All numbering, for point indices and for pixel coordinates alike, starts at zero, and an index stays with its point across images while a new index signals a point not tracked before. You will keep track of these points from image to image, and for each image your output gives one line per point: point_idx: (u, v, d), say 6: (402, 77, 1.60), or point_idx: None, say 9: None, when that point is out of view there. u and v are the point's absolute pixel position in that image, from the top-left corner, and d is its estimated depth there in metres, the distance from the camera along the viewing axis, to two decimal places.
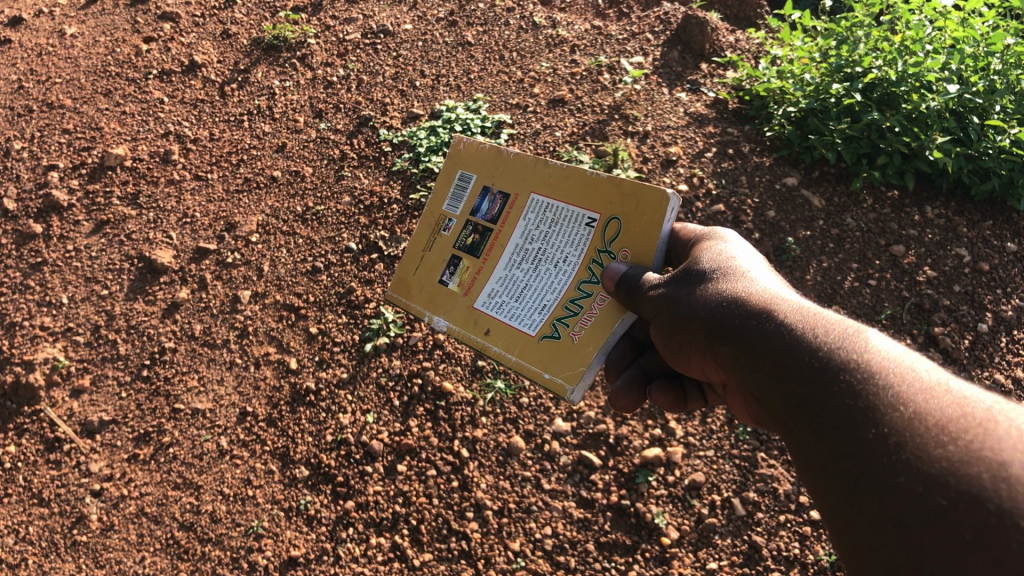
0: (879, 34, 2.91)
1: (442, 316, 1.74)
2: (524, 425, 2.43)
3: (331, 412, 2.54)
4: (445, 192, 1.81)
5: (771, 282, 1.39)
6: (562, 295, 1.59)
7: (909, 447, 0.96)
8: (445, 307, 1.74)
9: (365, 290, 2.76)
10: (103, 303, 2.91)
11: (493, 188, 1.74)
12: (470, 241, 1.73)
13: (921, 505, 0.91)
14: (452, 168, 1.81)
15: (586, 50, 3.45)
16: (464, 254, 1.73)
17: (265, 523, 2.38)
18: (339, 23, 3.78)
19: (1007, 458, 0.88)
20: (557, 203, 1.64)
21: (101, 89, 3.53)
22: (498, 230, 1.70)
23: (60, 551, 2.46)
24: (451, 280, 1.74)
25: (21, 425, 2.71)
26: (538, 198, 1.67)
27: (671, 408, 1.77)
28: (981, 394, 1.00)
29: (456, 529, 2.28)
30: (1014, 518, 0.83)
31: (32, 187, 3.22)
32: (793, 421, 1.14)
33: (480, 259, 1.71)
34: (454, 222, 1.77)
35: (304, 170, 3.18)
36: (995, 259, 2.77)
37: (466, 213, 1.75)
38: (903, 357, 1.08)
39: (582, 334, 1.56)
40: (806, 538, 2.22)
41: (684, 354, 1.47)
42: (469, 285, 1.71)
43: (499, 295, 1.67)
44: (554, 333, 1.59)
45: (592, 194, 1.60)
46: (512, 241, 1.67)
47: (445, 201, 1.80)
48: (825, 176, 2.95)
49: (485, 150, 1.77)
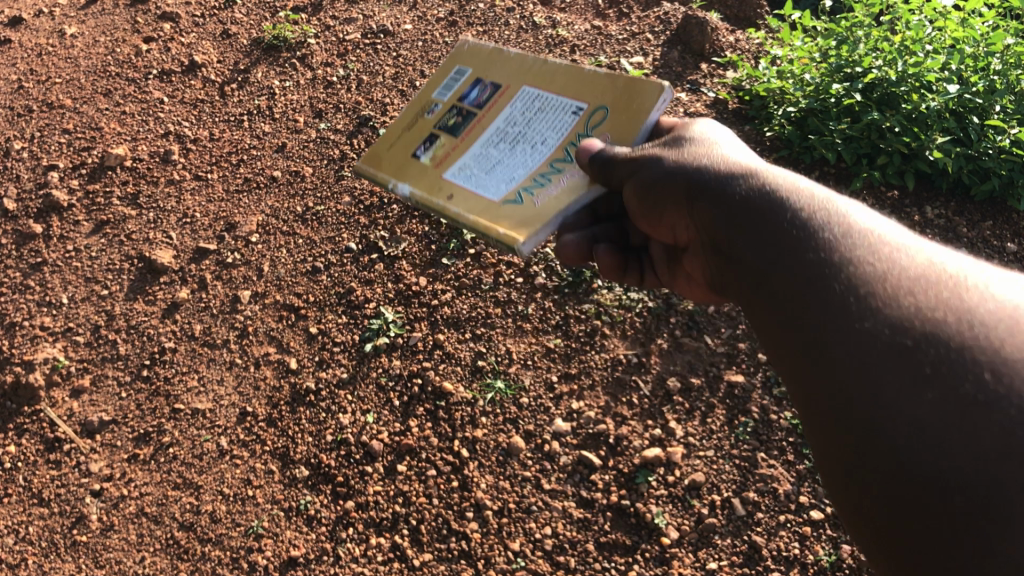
0: (878, 34, 2.92)
1: (407, 183, 1.71)
2: (524, 426, 2.43)
3: (331, 412, 2.55)
4: (438, 83, 1.85)
5: (744, 159, 1.48)
6: (532, 170, 1.54)
7: (899, 316, 1.09)
8: (412, 174, 1.72)
9: (366, 290, 2.78)
10: (103, 303, 2.91)
11: (487, 79, 1.76)
12: (452, 122, 1.73)
13: (917, 373, 1.04)
14: (450, 66, 1.86)
15: (586, 50, 3.46)
16: (443, 132, 1.73)
17: (265, 523, 2.38)
18: (339, 23, 3.77)
19: (989, 326, 1.05)
20: (547, 93, 1.64)
21: (101, 89, 3.53)
22: (482, 114, 1.70)
23: (60, 551, 2.45)
24: (424, 153, 1.73)
25: (21, 425, 2.70)
26: (528, 89, 1.67)
27: (611, 273, 1.84)
28: (954, 266, 1.17)
29: (456, 529, 2.29)
30: (999, 381, 0.99)
31: (32, 187, 3.22)
32: (776, 294, 1.23)
33: (457, 137, 1.69)
34: (440, 107, 1.79)
35: (304, 170, 3.18)
36: (995, 259, 2.77)
37: (454, 99, 1.78)
38: (881, 236, 1.22)
39: (545, 200, 1.49)
40: (806, 538, 2.22)
41: (659, 209, 1.55)
42: (442, 157, 1.69)
43: (469, 167, 1.63)
44: (517, 200, 1.52)
45: (581, 87, 1.62)
46: (493, 125, 1.66)
47: (436, 90, 1.83)
48: (825, 176, 2.93)
49: (486, 51, 1.82)
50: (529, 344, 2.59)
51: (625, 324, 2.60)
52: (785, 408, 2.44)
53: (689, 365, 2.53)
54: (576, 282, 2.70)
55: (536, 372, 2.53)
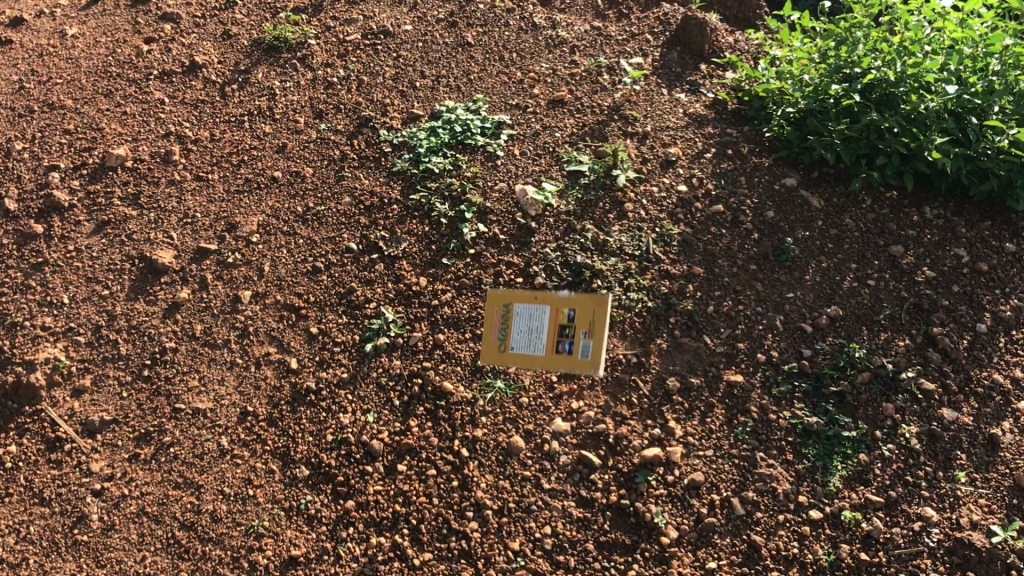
0: (877, 35, 2.89)
1: (508, 345, 2.22)
2: (524, 426, 2.44)
3: (331, 412, 2.56)
4: (497, 321, 2.24)
5: None
6: (562, 319, 2.14)
7: None
8: (509, 350, 2.22)
9: (366, 290, 2.79)
10: (104, 303, 2.91)
11: (522, 311, 2.20)
12: (516, 324, 2.22)
13: None
14: (489, 313, 2.24)
15: (585, 51, 3.48)
16: (513, 325, 2.23)
17: (265, 523, 2.39)
18: (338, 23, 3.75)
19: None
20: (545, 308, 2.17)
21: (102, 90, 3.54)
22: (524, 320, 2.20)
23: (60, 551, 2.45)
24: (506, 334, 2.23)
25: (21, 425, 2.70)
26: (544, 312, 2.17)
27: None
28: None
29: (456, 529, 2.30)
30: None
31: (32, 187, 3.23)
32: None
33: (520, 323, 2.21)
34: (504, 330, 2.23)
35: (304, 170, 3.19)
36: (994, 259, 2.78)
37: (513, 301, 2.22)
38: None
39: (581, 337, 2.13)
40: (805, 538, 2.23)
41: None
42: (514, 334, 2.22)
43: (531, 344, 2.19)
44: (565, 339, 2.14)
45: (580, 316, 2.12)
46: (536, 334, 2.18)
47: (498, 336, 2.24)
48: (824, 176, 2.98)
49: (511, 304, 2.22)
50: None
51: (625, 324, 2.61)
52: (784, 408, 2.44)
53: (688, 364, 2.53)
54: (576, 281, 2.71)
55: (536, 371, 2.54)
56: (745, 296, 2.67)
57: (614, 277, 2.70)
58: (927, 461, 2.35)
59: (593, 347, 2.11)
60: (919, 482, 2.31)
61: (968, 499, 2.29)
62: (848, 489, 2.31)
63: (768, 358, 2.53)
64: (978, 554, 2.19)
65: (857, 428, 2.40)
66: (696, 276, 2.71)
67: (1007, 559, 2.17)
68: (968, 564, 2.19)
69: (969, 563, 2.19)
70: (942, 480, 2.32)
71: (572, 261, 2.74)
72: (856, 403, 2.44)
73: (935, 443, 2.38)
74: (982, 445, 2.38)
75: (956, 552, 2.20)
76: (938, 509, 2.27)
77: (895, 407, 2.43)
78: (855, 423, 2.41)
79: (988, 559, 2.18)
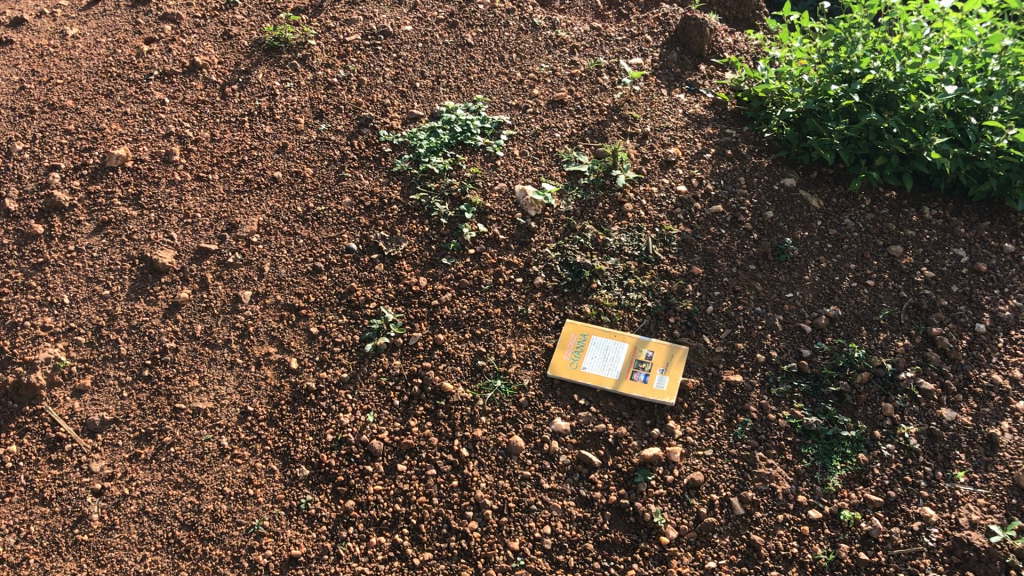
0: (877, 35, 2.90)
1: (580, 368, 2.51)
2: (524, 425, 2.44)
3: (331, 412, 2.57)
4: (573, 346, 2.56)
5: None
6: (636, 356, 2.53)
7: None
8: (582, 371, 2.51)
9: (366, 290, 2.80)
10: (105, 303, 2.92)
11: (599, 342, 2.56)
12: (592, 351, 2.55)
13: None
14: (567, 339, 2.58)
15: (585, 51, 3.49)
16: (587, 352, 2.55)
17: (265, 523, 2.39)
18: (338, 24, 3.75)
19: None
20: (628, 348, 2.54)
21: (102, 90, 3.55)
22: (603, 350, 2.55)
23: (60, 551, 2.45)
24: (578, 357, 2.54)
25: (21, 425, 2.70)
26: (622, 346, 2.55)
27: None
28: None
29: (456, 528, 2.31)
30: None
31: (33, 187, 3.23)
32: None
33: (597, 353, 2.54)
34: (578, 352, 2.55)
35: (304, 170, 3.19)
36: (993, 260, 2.77)
37: (589, 333, 2.58)
38: None
39: (653, 368, 2.50)
40: (804, 537, 2.24)
41: None
42: (588, 360, 2.53)
43: (607, 369, 2.51)
44: (638, 371, 2.50)
45: (654, 354, 2.52)
46: (613, 363, 2.52)
47: (573, 357, 2.54)
48: (824, 176, 2.99)
49: (588, 334, 2.58)
50: (529, 344, 2.60)
51: (625, 324, 2.62)
52: (783, 408, 2.44)
53: (688, 364, 2.54)
54: (576, 281, 2.71)
55: (536, 371, 2.54)
56: (745, 296, 2.67)
57: (614, 277, 2.71)
58: (926, 460, 2.35)
59: (669, 382, 2.47)
60: (918, 482, 2.31)
61: (967, 498, 2.28)
62: (847, 489, 2.31)
63: (767, 358, 2.54)
64: (978, 554, 2.17)
65: (857, 428, 2.40)
66: (695, 276, 2.71)
67: (1007, 558, 2.15)
68: (968, 564, 2.17)
69: (968, 563, 2.17)
70: (941, 479, 2.31)
71: (572, 261, 2.75)
72: (855, 403, 2.45)
73: (934, 443, 2.38)
74: (981, 445, 2.37)
75: (956, 552, 2.19)
76: (938, 509, 2.27)
77: (894, 407, 2.44)
78: (854, 423, 2.41)
79: (988, 558, 2.17)
